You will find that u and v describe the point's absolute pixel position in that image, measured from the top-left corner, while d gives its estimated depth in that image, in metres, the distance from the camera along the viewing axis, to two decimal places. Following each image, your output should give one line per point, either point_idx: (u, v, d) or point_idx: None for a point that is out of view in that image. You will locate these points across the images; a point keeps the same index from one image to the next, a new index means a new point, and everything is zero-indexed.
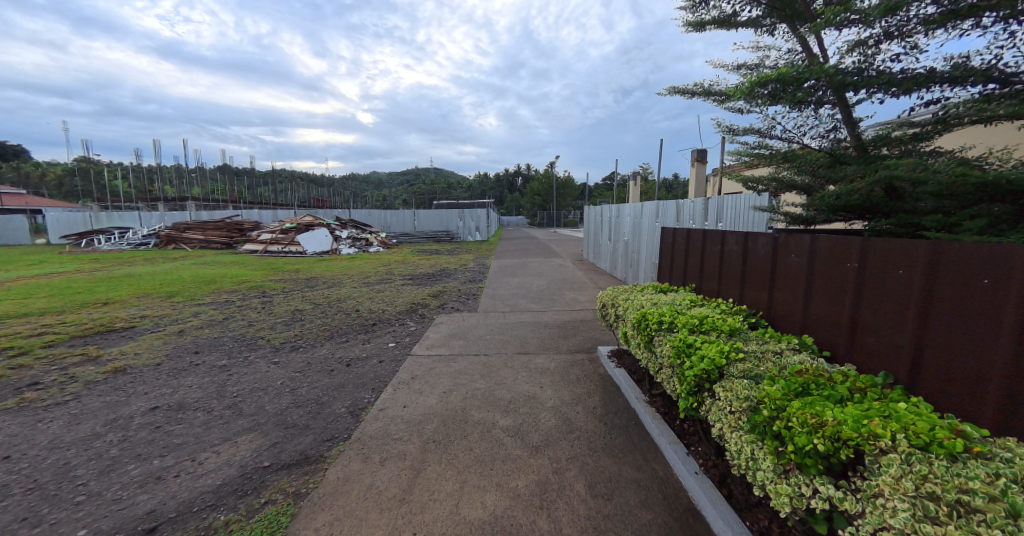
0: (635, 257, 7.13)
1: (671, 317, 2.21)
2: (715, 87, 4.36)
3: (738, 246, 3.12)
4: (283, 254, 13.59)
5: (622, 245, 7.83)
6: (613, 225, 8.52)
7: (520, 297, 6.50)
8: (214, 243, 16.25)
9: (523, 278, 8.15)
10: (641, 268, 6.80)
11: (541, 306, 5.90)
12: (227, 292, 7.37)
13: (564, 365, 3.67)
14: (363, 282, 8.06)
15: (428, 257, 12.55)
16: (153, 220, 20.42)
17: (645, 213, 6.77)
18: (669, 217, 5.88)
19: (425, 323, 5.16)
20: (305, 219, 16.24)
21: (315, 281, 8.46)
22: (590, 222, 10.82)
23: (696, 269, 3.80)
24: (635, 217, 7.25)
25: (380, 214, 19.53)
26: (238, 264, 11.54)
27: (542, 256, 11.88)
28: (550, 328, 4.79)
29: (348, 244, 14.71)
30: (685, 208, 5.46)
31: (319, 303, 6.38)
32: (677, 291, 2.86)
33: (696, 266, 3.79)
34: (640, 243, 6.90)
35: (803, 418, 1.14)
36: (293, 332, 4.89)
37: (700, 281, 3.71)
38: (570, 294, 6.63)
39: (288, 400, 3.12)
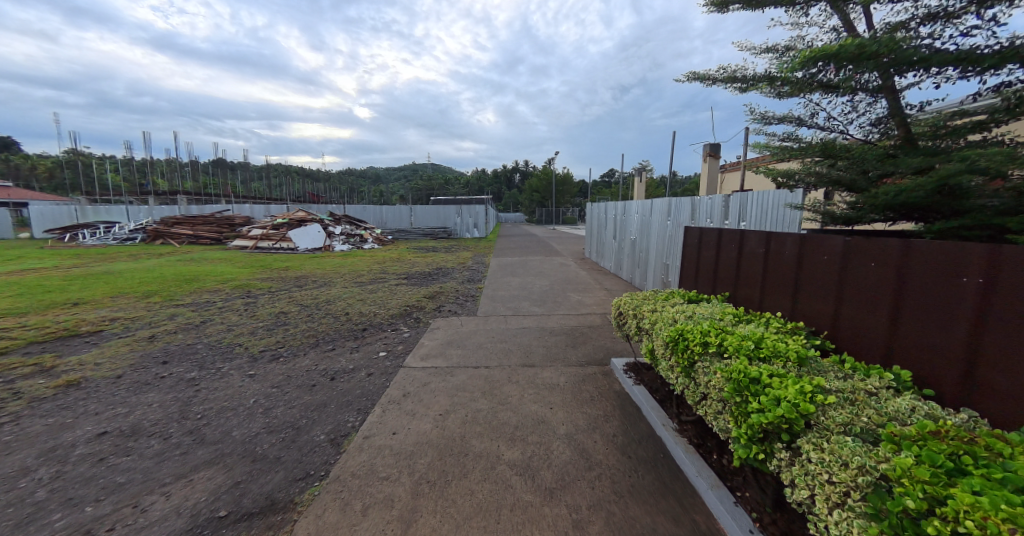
0: (643, 257, 6.72)
1: (716, 338, 1.82)
2: (741, 72, 3.93)
3: (781, 252, 2.70)
4: (274, 250, 13.11)
5: (629, 244, 7.42)
6: (618, 223, 8.11)
7: (522, 299, 6.10)
8: (204, 239, 15.72)
9: (524, 278, 7.75)
10: (650, 269, 6.41)
11: (545, 309, 5.50)
12: (209, 292, 6.90)
13: (575, 380, 3.27)
14: (355, 282, 7.63)
15: (425, 254, 12.12)
16: (141, 215, 19.81)
17: (655, 211, 6.34)
18: (681, 216, 5.47)
19: (420, 329, 4.75)
20: (297, 214, 15.71)
21: (304, 280, 8.00)
22: (592, 220, 10.41)
23: (726, 278, 3.36)
24: (643, 215, 6.83)
25: (376, 210, 19.02)
26: (226, 261, 11.04)
27: (543, 254, 11.47)
28: (556, 335, 4.39)
29: (342, 240, 14.22)
30: (699, 206, 5.05)
31: (307, 304, 5.94)
32: (713, 301, 2.46)
33: (725, 275, 3.36)
34: (650, 243, 6.49)
35: (992, 527, 0.72)
36: (274, 339, 4.46)
37: (733, 292, 3.26)
38: (575, 296, 6.22)
39: (259, 424, 2.71)
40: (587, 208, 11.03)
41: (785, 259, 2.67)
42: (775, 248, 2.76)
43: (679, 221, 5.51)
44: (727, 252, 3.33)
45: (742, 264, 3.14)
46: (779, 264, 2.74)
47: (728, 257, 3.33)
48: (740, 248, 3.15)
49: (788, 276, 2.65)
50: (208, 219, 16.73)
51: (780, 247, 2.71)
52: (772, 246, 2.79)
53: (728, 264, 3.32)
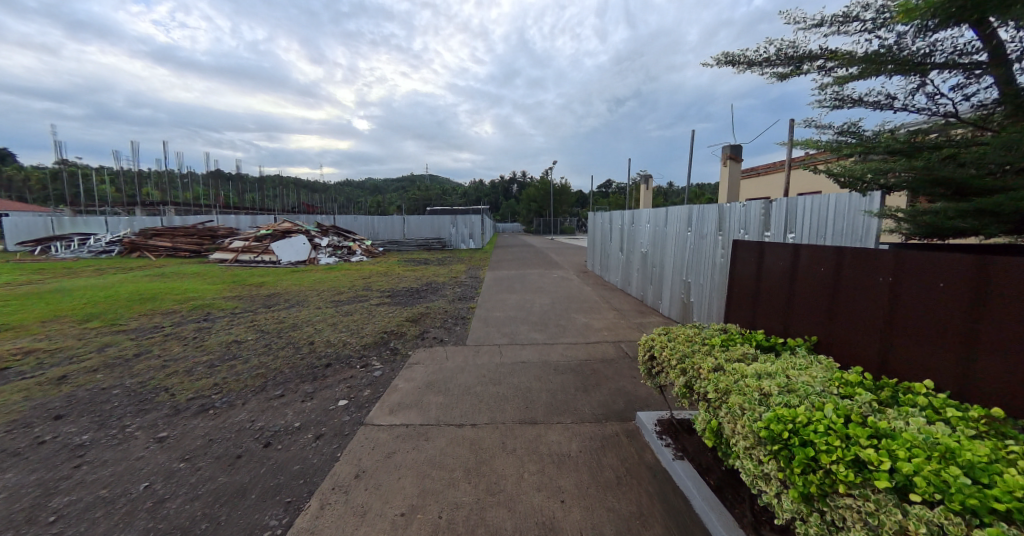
0: (657, 273, 5.94)
1: (869, 446, 1.02)
2: (790, 48, 3.21)
3: (813, 265, 1.95)
4: (255, 264, 12.27)
5: (640, 257, 6.64)
6: (626, 234, 7.35)
7: (520, 322, 5.27)
8: (183, 252, 14.83)
9: (522, 295, 6.93)
10: (667, 286, 5.60)
11: (548, 335, 4.67)
12: (161, 315, 6.00)
13: (592, 448, 2.43)
14: (332, 301, 6.78)
15: (415, 267, 11.30)
16: (121, 225, 18.85)
17: (670, 220, 5.58)
18: (704, 224, 4.69)
19: (396, 364, 3.89)
20: (283, 225, 14.89)
21: (276, 299, 7.13)
22: (595, 230, 9.67)
23: (737, 300, 2.59)
24: (654, 223, 6.07)
25: (368, 220, 18.24)
26: (199, 277, 10.15)
27: (542, 266, 10.69)
28: (563, 374, 3.57)
29: (328, 253, 13.36)
30: (728, 212, 4.27)
31: (269, 330, 5.07)
32: (811, 358, 1.64)
33: (737, 293, 2.60)
34: (664, 256, 5.72)
35: None
36: (213, 381, 3.58)
37: (745, 316, 2.49)
38: (581, 318, 5.40)
39: (135, 533, 1.84)
40: (588, 218, 10.31)
41: (817, 272, 1.92)
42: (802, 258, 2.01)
43: (703, 231, 4.73)
44: (739, 264, 2.58)
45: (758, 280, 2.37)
46: (806, 279, 1.99)
47: (742, 271, 2.57)
48: (756, 260, 2.39)
49: (820, 295, 1.90)
50: (189, 230, 15.87)
51: (810, 258, 1.97)
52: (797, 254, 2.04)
53: (740, 281, 2.56)
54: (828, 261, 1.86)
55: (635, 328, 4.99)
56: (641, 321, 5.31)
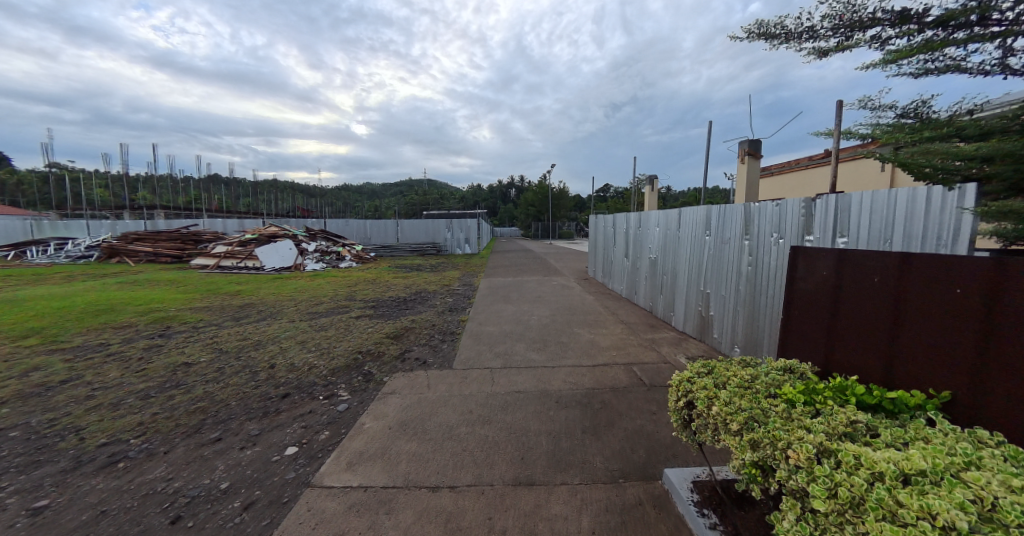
0: (669, 282, 5.36)
1: None
2: (841, 11, 2.71)
3: (936, 283, 1.29)
4: (237, 270, 11.60)
5: (648, 263, 6.06)
6: (631, 238, 6.79)
7: (516, 338, 4.65)
8: (163, 257, 14.11)
9: (519, 306, 6.30)
10: (681, 296, 5.01)
11: (547, 355, 4.05)
12: (112, 329, 5.32)
13: (609, 529, 1.78)
14: (309, 313, 6.14)
15: (406, 274, 10.67)
16: (103, 229, 18.12)
17: (682, 222, 5.02)
18: (726, 225, 4.12)
19: (367, 395, 3.26)
20: (269, 229, 14.24)
21: (248, 310, 6.47)
22: (597, 235, 9.11)
23: (799, 326, 1.95)
24: (665, 226, 5.50)
25: (360, 224, 17.60)
26: (173, 284, 9.45)
27: (540, 273, 10.09)
28: (566, 409, 2.94)
29: (316, 258, 12.70)
30: (756, 212, 3.69)
31: (228, 349, 4.41)
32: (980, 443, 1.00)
33: (798, 317, 1.96)
34: (676, 262, 5.15)
35: None
36: (140, 418, 2.92)
37: (812, 350, 1.85)
38: (584, 333, 4.78)
39: None
40: (589, 221, 9.75)
41: (947, 294, 1.26)
42: (902, 270, 1.40)
43: (724, 234, 4.15)
44: (800, 279, 1.95)
45: (831, 302, 1.74)
46: (913, 302, 1.37)
47: (806, 288, 1.92)
48: (825, 273, 1.77)
49: (956, 331, 1.23)
50: (172, 234, 15.16)
51: (932, 273, 1.30)
52: (895, 265, 1.43)
53: (802, 300, 1.93)
54: (965, 278, 1.20)
55: (647, 346, 4.37)
56: (652, 336, 4.70)
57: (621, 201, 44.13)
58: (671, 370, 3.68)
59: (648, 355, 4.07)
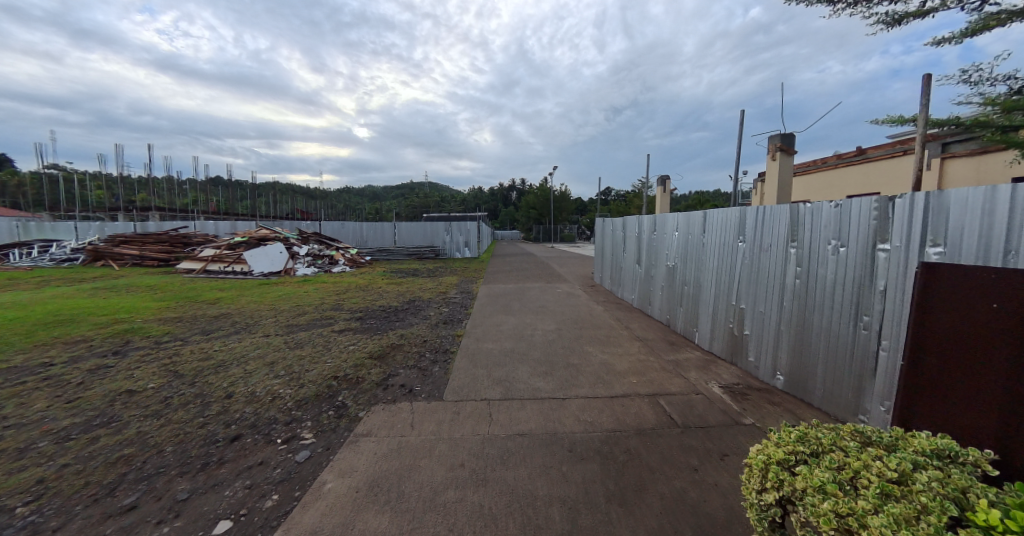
0: (690, 293, 4.78)
1: None
2: None
3: None
4: (224, 275, 11.01)
5: (664, 272, 5.48)
6: (644, 243, 6.23)
7: (519, 359, 4.03)
8: (149, 261, 13.52)
9: (521, 318, 5.69)
10: (706, 309, 4.42)
11: (555, 382, 3.43)
12: (61, 345, 4.70)
13: None
14: (288, 325, 5.53)
15: (400, 280, 10.07)
16: (91, 231, 17.57)
17: (707, 226, 4.45)
18: (766, 230, 3.53)
19: (335, 439, 2.65)
20: (260, 232, 13.67)
21: (222, 322, 5.86)
22: (605, 239, 8.50)
23: (939, 381, 1.35)
24: (685, 230, 4.91)
25: (356, 227, 17.06)
26: (151, 290, 8.83)
27: (543, 280, 9.49)
28: (583, 462, 2.32)
29: (307, 262, 12.11)
30: (807, 215, 3.09)
31: (184, 373, 3.80)
32: None
33: (936, 368, 1.36)
34: (699, 272, 4.57)
35: None
36: (41, 473, 2.28)
37: (969, 421, 1.23)
38: (597, 353, 4.16)
39: None
40: (595, 225, 9.17)
41: None
42: None
43: (762, 240, 3.57)
44: (938, 312, 1.37)
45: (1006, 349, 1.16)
46: None
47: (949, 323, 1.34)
48: (995, 306, 1.20)
49: None
50: (160, 237, 14.61)
51: None
52: None
53: (944, 344, 1.34)
54: None
55: (671, 370, 3.75)
56: (675, 358, 4.08)
57: (624, 203, 43.49)
58: (705, 403, 3.06)
59: (674, 382, 3.45)
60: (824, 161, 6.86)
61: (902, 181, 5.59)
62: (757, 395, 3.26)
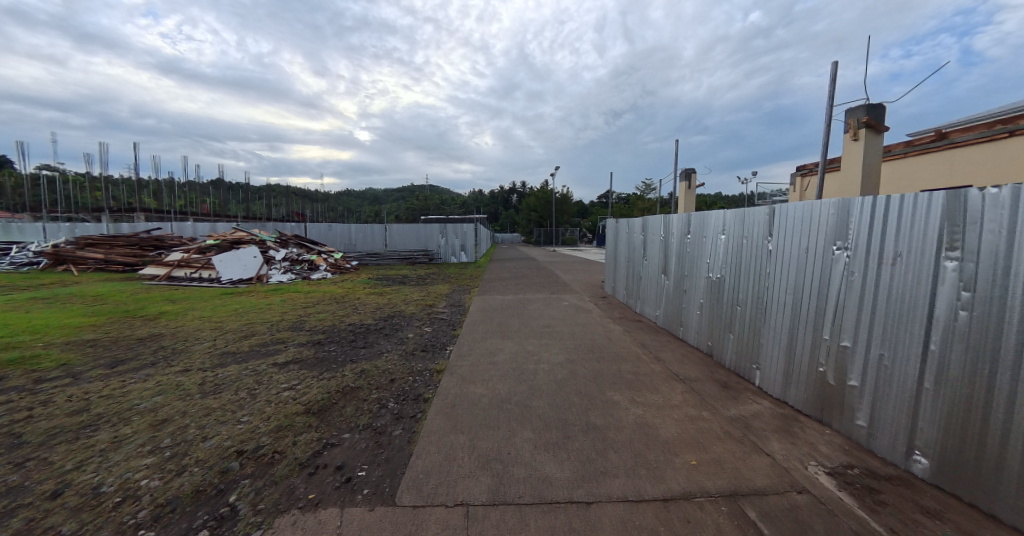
0: (749, 316, 3.57)
1: None
2: None
3: None
4: (188, 283, 9.84)
5: (706, 286, 4.27)
6: (674, 249, 5.03)
7: (517, 416, 2.82)
8: (115, 265, 12.36)
9: (520, 344, 4.51)
10: (777, 341, 3.21)
11: (573, 468, 2.21)
12: None
13: None
14: (223, 353, 4.33)
15: (384, 288, 8.91)
16: (60, 233, 16.46)
17: (778, 226, 3.23)
18: (892, 232, 2.29)
19: None
20: (235, 234, 12.47)
21: (144, 347, 4.65)
22: (619, 243, 7.34)
23: None
24: (740, 232, 3.72)
25: (343, 229, 15.87)
26: (93, 301, 7.63)
27: (545, 289, 8.32)
28: None
29: (283, 268, 10.92)
30: (987, 207, 1.81)
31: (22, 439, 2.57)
32: None
33: None
34: (765, 288, 3.36)
35: None
36: None
37: None
38: (627, 406, 2.96)
39: None
40: (608, 227, 7.97)
41: None
42: None
43: (884, 246, 2.33)
44: None
45: None
46: None
47: None
48: None
49: None
50: (128, 239, 13.40)
51: None
52: None
53: None
54: None
55: (743, 439, 2.53)
56: (740, 416, 2.86)
57: (626, 206, 42.43)
58: (826, 515, 1.83)
59: (756, 467, 2.23)
60: (889, 150, 5.71)
61: (1001, 168, 4.41)
62: (896, 494, 2.01)
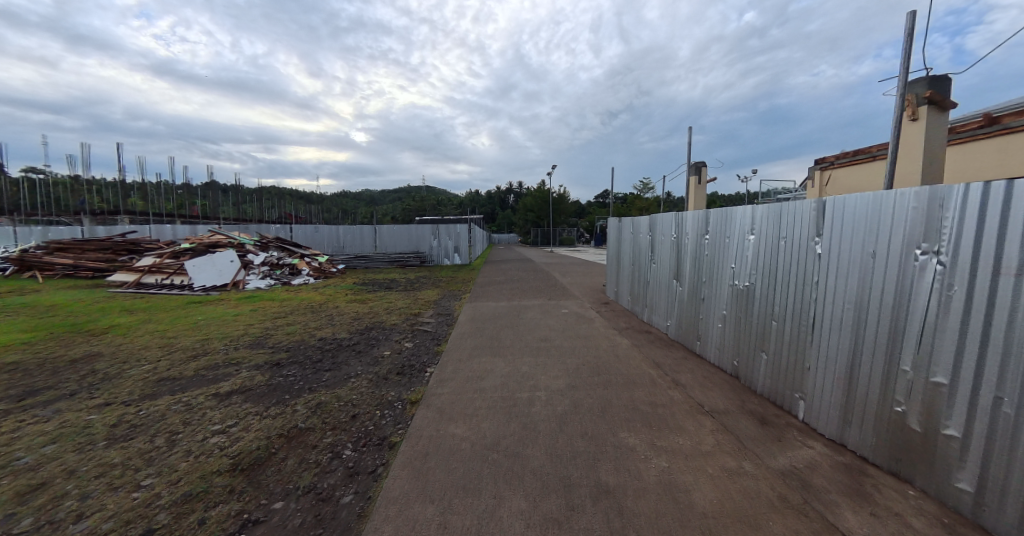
0: (790, 333, 2.92)
1: None
2: None
3: None
4: (157, 290, 9.11)
5: (731, 294, 3.64)
6: (690, 251, 4.39)
7: (506, 472, 2.17)
8: (84, 270, 11.60)
9: (513, 363, 3.87)
10: (830, 366, 2.56)
11: None
12: None
13: None
14: (160, 379, 3.64)
15: (369, 295, 8.24)
16: (33, 236, 15.68)
17: (830, 223, 2.58)
18: (1013, 229, 1.59)
19: None
20: (214, 238, 11.74)
21: (71, 371, 3.94)
22: (622, 246, 6.72)
23: None
24: (777, 231, 3.07)
25: (331, 231, 15.14)
26: (43, 311, 6.90)
27: (542, 295, 7.69)
28: None
29: (262, 273, 10.21)
30: None
31: None
32: None
33: None
34: (813, 300, 2.72)
35: None
36: None
37: None
38: (646, 455, 2.33)
39: None
40: (609, 227, 7.36)
41: None
42: None
43: (1002, 250, 1.62)
44: None
45: None
46: None
47: None
48: None
49: None
50: (100, 243, 12.61)
51: None
52: None
53: None
54: None
55: (806, 510, 1.87)
56: (793, 470, 2.21)
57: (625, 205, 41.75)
58: None
59: None
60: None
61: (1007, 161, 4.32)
62: None
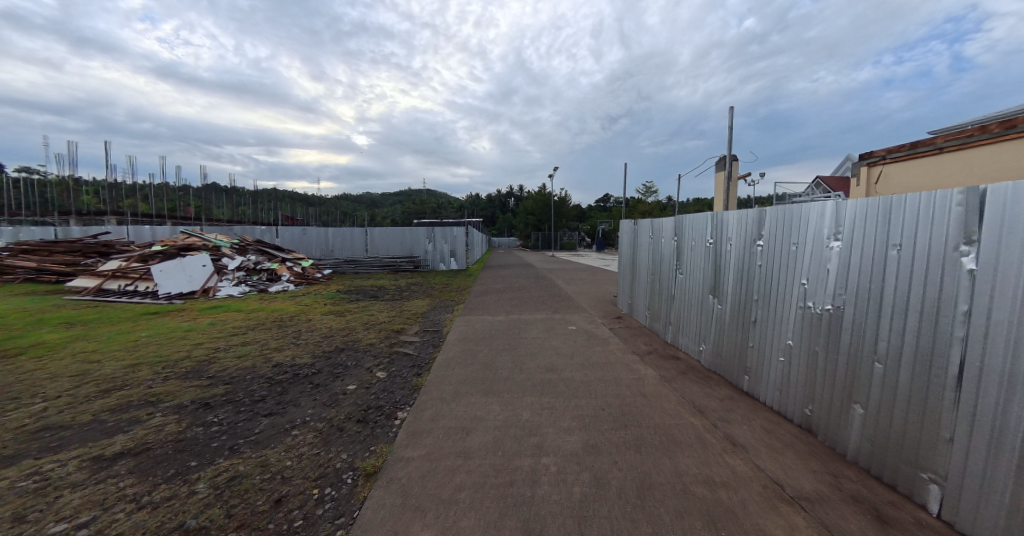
0: (911, 386, 1.98)
1: None
2: None
3: None
4: (116, 297, 8.20)
5: (804, 320, 2.73)
6: (736, 260, 3.51)
7: None
8: (48, 274, 10.71)
9: (509, 407, 2.97)
10: (1000, 450, 1.56)
11: None
12: None
13: None
14: (32, 430, 2.70)
15: (350, 305, 7.35)
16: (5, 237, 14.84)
17: (993, 222, 1.63)
18: None
19: None
20: (188, 240, 10.83)
21: None
22: (638, 253, 5.85)
23: None
24: (885, 237, 2.14)
25: (319, 234, 14.24)
26: None
27: (545, 307, 6.80)
28: None
29: (237, 279, 9.32)
30: None
31: None
32: None
33: None
34: (958, 340, 1.75)
35: None
36: None
37: None
38: None
39: None
40: (622, 232, 6.51)
41: None
42: None
43: None
44: None
45: None
46: None
47: None
48: None
49: None
50: (67, 243, 11.61)
51: None
52: None
53: None
54: None
55: None
56: None
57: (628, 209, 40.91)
58: None
59: None
60: (984, 128, 4.35)
61: None
62: None
